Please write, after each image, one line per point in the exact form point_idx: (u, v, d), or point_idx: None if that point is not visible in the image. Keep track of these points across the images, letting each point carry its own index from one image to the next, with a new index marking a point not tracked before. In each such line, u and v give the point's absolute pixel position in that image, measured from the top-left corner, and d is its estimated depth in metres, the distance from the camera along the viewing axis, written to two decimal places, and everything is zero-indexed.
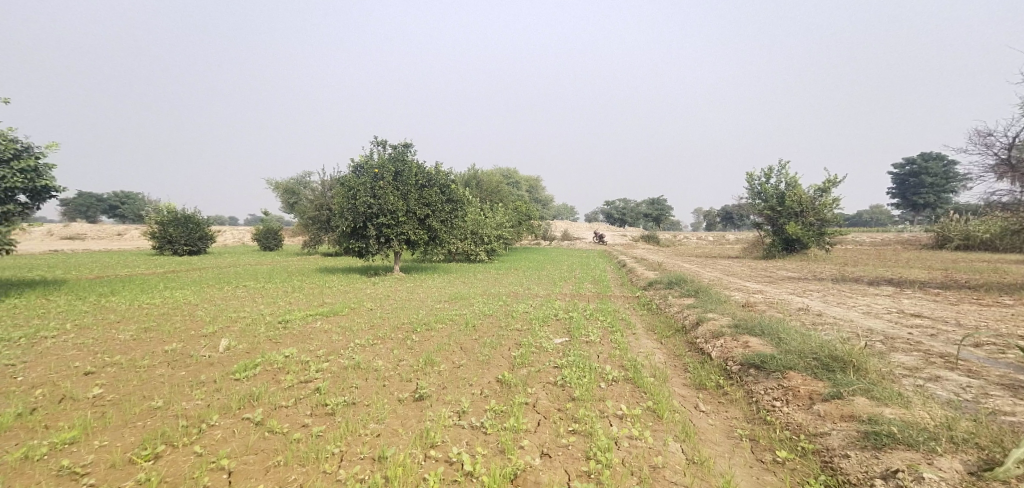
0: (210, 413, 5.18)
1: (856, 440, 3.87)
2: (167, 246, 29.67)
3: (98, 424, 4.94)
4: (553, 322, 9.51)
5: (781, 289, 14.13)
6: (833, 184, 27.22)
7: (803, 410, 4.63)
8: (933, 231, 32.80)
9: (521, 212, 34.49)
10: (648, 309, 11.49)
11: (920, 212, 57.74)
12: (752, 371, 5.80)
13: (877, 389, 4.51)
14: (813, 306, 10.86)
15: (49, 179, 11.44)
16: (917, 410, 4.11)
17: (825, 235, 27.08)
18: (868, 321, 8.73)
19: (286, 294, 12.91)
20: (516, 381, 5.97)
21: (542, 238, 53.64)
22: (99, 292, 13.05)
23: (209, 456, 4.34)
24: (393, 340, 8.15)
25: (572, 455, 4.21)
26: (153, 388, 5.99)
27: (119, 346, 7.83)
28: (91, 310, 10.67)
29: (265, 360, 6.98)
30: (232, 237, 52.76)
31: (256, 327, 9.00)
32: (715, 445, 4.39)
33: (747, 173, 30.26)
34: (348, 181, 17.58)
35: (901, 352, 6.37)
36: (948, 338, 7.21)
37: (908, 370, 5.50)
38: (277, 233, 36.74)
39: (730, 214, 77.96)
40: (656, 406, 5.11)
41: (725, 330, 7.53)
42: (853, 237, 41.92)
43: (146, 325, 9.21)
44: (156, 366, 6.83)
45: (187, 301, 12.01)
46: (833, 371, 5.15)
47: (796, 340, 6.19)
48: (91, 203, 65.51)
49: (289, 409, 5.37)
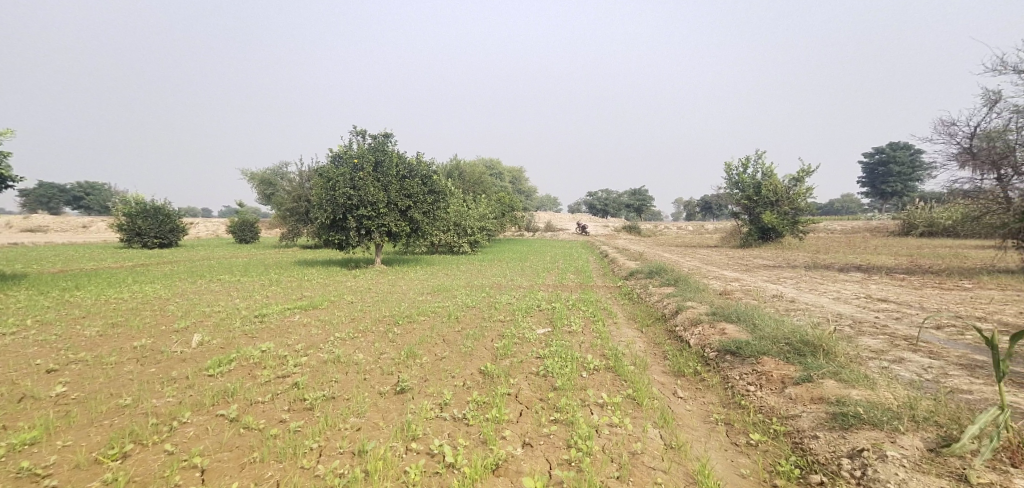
0: (182, 410, 5.05)
1: (824, 421, 3.99)
2: (136, 239, 28.68)
3: (62, 424, 4.76)
4: (535, 312, 9.56)
5: (757, 277, 14.47)
6: (807, 173, 27.86)
7: (776, 394, 4.75)
8: (901, 219, 33.96)
9: (504, 203, 34.39)
10: (629, 298, 11.64)
11: (888, 200, 59.65)
12: (728, 357, 5.92)
13: (845, 372, 4.66)
14: (787, 292, 11.15)
15: (5, 169, 10.89)
16: (882, 391, 4.26)
17: (799, 224, 27.79)
18: (839, 306, 9.01)
19: (263, 288, 12.64)
20: (498, 372, 5.98)
21: (525, 228, 53.70)
22: (64, 287, 12.56)
23: (181, 454, 4.23)
24: (374, 333, 8.06)
25: (552, 444, 4.24)
26: (122, 386, 5.80)
27: (85, 342, 7.55)
28: (55, 305, 10.26)
29: (241, 355, 6.83)
30: (205, 229, 51.30)
31: (232, 322, 8.78)
32: (693, 430, 4.48)
33: (725, 163, 30.74)
34: (327, 172, 17.22)
35: (869, 336, 6.59)
36: (913, 322, 7.50)
37: (874, 353, 5.70)
38: (253, 225, 35.85)
39: (708, 203, 79.30)
40: (636, 394, 5.18)
41: (702, 317, 7.67)
42: (826, 225, 43.12)
43: (114, 320, 8.90)
44: (125, 363, 6.61)
45: (158, 295, 11.65)
46: (805, 355, 5.30)
47: (770, 326, 6.34)
48: (53, 194, 62.79)
49: (266, 404, 5.27)
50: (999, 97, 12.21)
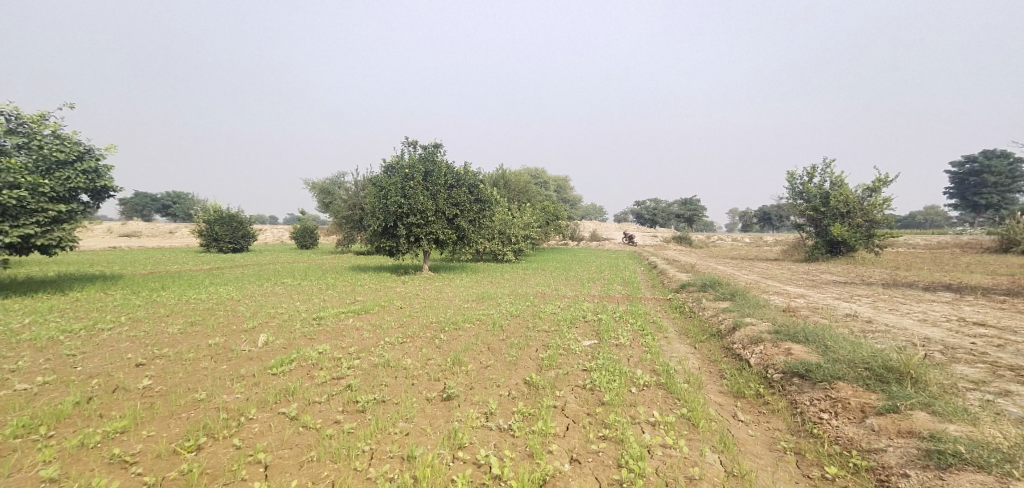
0: (249, 407, 5.33)
1: (916, 458, 3.57)
2: (213, 244, 31.13)
3: (147, 414, 5.16)
4: (582, 324, 9.34)
5: (825, 294, 13.41)
6: (884, 183, 25.67)
7: (855, 424, 4.31)
8: (997, 235, 30.46)
9: (549, 212, 34.29)
10: (681, 312, 11.13)
11: (981, 213, 53.79)
12: (796, 380, 5.46)
13: (939, 404, 4.15)
14: (862, 312, 10.22)
15: (108, 180, 12.14)
16: (987, 428, 3.75)
17: (874, 237, 25.60)
18: (925, 329, 8.12)
19: (320, 291, 13.24)
20: (544, 383, 5.86)
21: (572, 238, 53.25)
22: (151, 287, 13.80)
23: (246, 449, 4.44)
24: (421, 339, 8.19)
25: (602, 462, 4.07)
26: (197, 381, 6.22)
27: (167, 339, 8.20)
28: (143, 304, 11.27)
29: (300, 356, 7.15)
30: (272, 235, 54.95)
31: (292, 324, 9.25)
32: (757, 458, 4.15)
33: (788, 172, 28.99)
34: (380, 181, 17.89)
35: (964, 364, 5.87)
36: (1018, 350, 6.60)
37: (972, 384, 5.06)
38: (314, 232, 37.90)
39: (769, 214, 75.09)
40: (691, 414, 4.89)
41: (764, 336, 7.16)
42: (905, 240, 39.47)
43: (192, 319, 9.64)
44: (200, 359, 7.10)
45: (229, 296, 12.51)
46: (888, 383, 4.79)
47: (845, 349, 5.79)
48: (146, 203, 69.58)
49: (323, 405, 5.46)
50: None
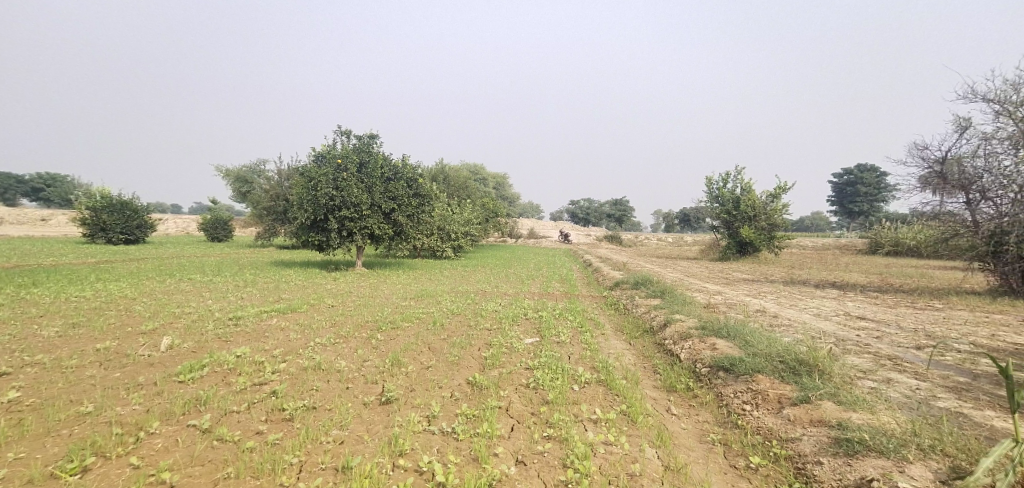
0: (150, 420, 4.70)
1: (828, 446, 3.99)
2: (100, 234, 27.44)
3: (15, 433, 4.38)
4: (523, 321, 9.39)
5: (739, 291, 14.64)
6: (784, 190, 28.51)
7: (773, 414, 4.73)
8: (868, 238, 35.15)
9: (488, 209, 34.19)
10: (615, 309, 11.61)
11: (855, 220, 61.82)
12: (721, 374, 5.89)
13: (843, 394, 4.69)
14: (770, 307, 11.30)
15: None
16: (882, 415, 4.30)
17: (775, 239, 28.40)
18: (821, 323, 9.14)
19: (237, 289, 12.12)
20: (487, 383, 5.80)
21: (507, 235, 53.65)
22: (19, 283, 11.81)
23: (148, 469, 3.91)
24: (356, 339, 7.77)
25: (547, 463, 4.09)
26: (83, 392, 5.39)
27: (43, 343, 7.05)
28: (10, 303, 9.61)
29: (214, 361, 6.46)
30: (174, 226, 49.63)
31: (204, 324, 8.36)
32: (689, 450, 4.41)
33: (705, 177, 31.19)
34: (309, 171, 16.68)
35: (854, 354, 6.67)
36: (894, 341, 7.62)
37: (864, 373, 5.75)
38: (227, 223, 34.70)
39: (687, 216, 80.88)
40: (629, 410, 5.08)
41: (692, 332, 7.64)
42: (798, 242, 44.26)
43: (75, 320, 8.36)
44: (86, 367, 6.16)
45: (123, 294, 11.02)
46: (800, 375, 5.30)
47: (762, 344, 6.34)
48: (10, 185, 59.45)
49: (242, 415, 4.96)
50: (968, 124, 12.71)
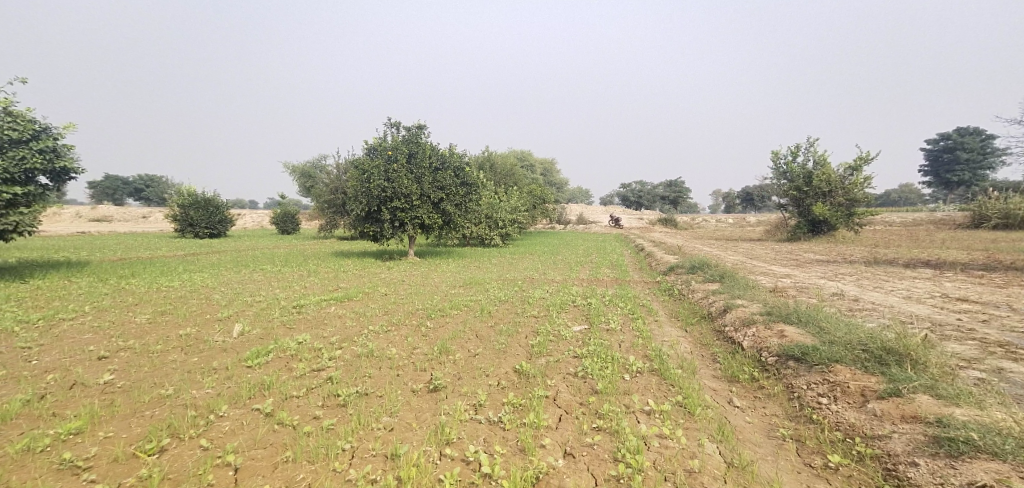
0: (219, 403, 5.00)
1: (924, 445, 3.47)
2: (188, 228, 30.10)
3: (106, 413, 4.81)
4: (572, 308, 9.15)
5: (811, 273, 13.47)
6: (865, 161, 25.84)
7: (855, 408, 4.21)
8: (970, 210, 31.08)
9: (537, 196, 33.89)
10: (670, 295, 11.04)
11: (953, 190, 54.99)
12: (792, 364, 5.34)
13: (942, 386, 4.08)
14: (849, 290, 10.22)
15: (67, 161, 11.42)
16: (993, 411, 3.68)
17: (854, 216, 25.88)
18: (911, 307, 8.10)
19: (301, 278, 12.81)
20: (535, 372, 5.65)
21: (558, 221, 53.15)
22: (120, 274, 13.19)
23: (215, 451, 4.13)
24: (406, 327, 7.90)
25: (597, 456, 3.87)
26: (165, 375, 5.85)
27: (135, 329, 7.77)
28: (112, 292, 10.70)
29: (278, 347, 6.79)
30: (252, 220, 53.86)
31: (271, 312, 8.86)
32: (756, 447, 4.02)
33: (772, 151, 28.93)
34: (362, 164, 17.24)
35: (955, 341, 5.82)
36: (1004, 324, 6.61)
37: (966, 362, 4.99)
38: (295, 216, 36.96)
39: (751, 195, 76.25)
40: (686, 401, 4.74)
41: (756, 317, 7.04)
42: (883, 218, 40.14)
43: (161, 308, 9.15)
44: (169, 352, 6.69)
45: (204, 284, 11.97)
46: (887, 365, 4.69)
47: (840, 330, 5.67)
48: (117, 186, 67.09)
49: (301, 400, 5.15)
50: None
